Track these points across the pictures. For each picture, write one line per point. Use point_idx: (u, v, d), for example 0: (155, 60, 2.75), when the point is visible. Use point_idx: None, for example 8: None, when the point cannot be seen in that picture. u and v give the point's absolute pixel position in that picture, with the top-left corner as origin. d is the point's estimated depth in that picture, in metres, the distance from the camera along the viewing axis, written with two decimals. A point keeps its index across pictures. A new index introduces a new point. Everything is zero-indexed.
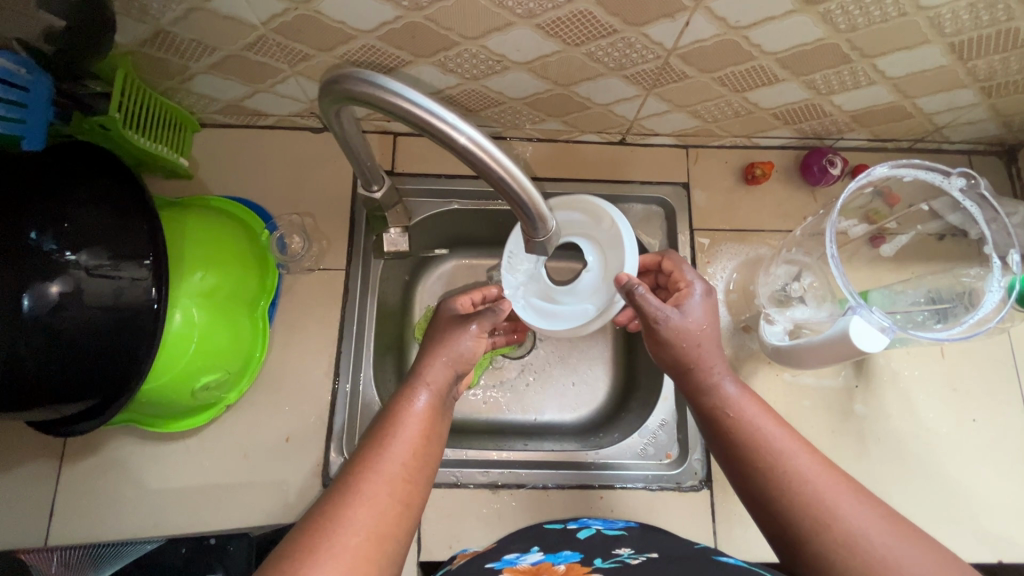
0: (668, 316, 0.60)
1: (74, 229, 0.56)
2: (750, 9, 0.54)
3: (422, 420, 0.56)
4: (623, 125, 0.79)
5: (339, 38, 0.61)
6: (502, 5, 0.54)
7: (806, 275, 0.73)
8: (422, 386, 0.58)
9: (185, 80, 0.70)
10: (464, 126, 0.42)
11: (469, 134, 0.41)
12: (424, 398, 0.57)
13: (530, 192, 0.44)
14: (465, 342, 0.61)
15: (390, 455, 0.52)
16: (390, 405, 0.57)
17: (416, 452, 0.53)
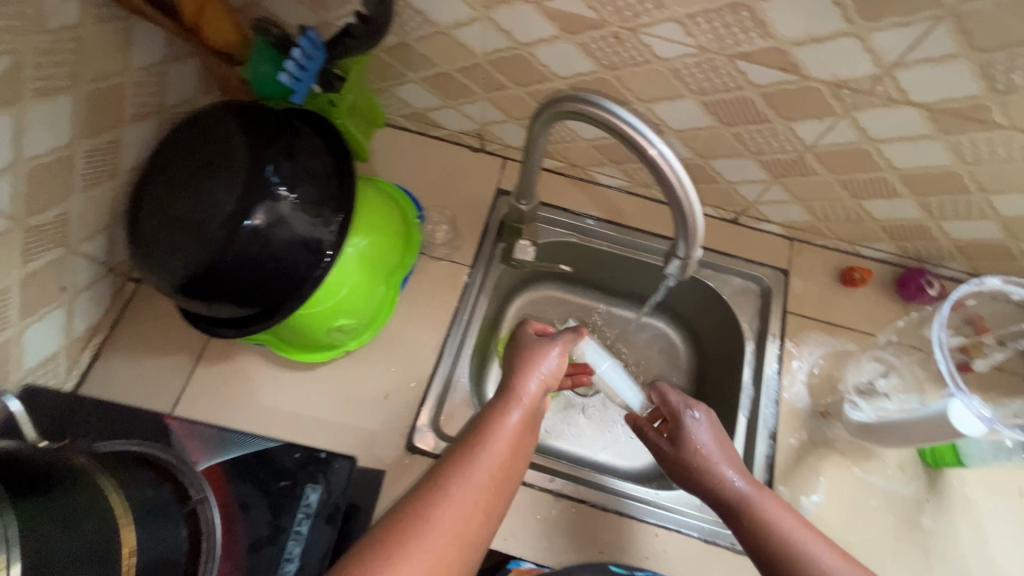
0: (665, 445, 0.71)
1: (296, 169, 0.70)
2: (890, 126, 0.64)
3: (521, 427, 0.61)
4: (741, 205, 0.88)
5: (538, 79, 0.75)
6: (681, 79, 0.67)
7: (893, 375, 0.79)
8: (519, 400, 0.63)
9: (395, 85, 0.86)
10: (659, 143, 0.53)
11: (665, 152, 0.53)
12: (516, 417, 0.61)
13: (695, 209, 0.54)
14: (551, 364, 0.68)
15: (481, 464, 0.56)
16: (483, 416, 0.62)
17: (512, 459, 0.58)
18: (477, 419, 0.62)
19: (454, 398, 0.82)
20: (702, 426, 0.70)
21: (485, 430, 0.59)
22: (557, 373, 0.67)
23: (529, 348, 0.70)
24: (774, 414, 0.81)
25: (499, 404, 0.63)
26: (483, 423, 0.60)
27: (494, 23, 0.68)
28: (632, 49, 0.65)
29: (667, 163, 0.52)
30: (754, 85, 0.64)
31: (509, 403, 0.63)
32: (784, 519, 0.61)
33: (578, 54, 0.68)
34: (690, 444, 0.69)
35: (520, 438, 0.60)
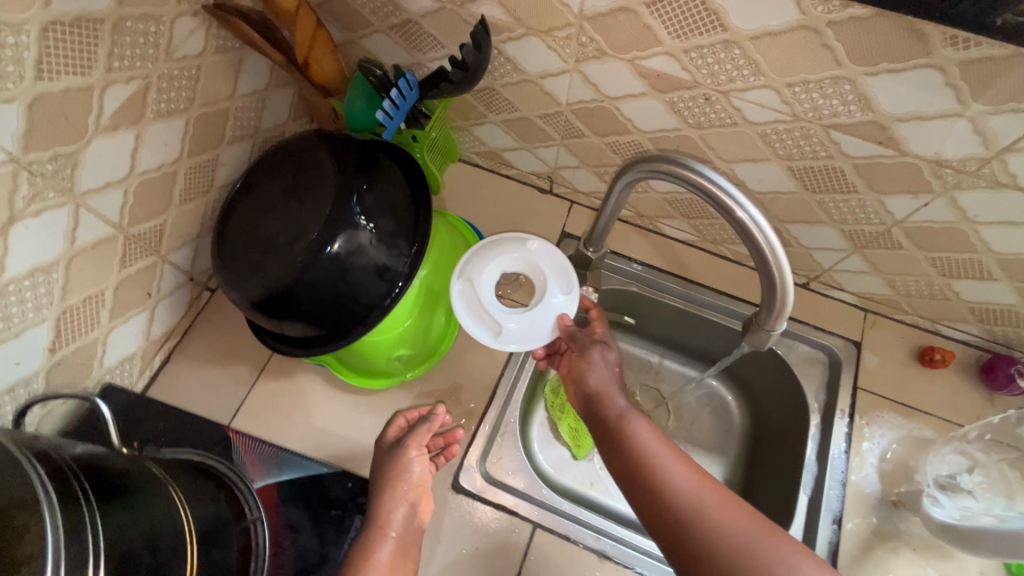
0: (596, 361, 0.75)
1: (376, 199, 0.72)
2: (991, 208, 0.61)
3: (399, 542, 0.66)
4: (814, 271, 0.85)
5: (618, 131, 0.75)
6: (769, 143, 0.66)
7: (980, 472, 0.71)
8: (385, 530, 0.66)
9: (474, 124, 0.89)
10: (749, 206, 0.50)
11: (759, 222, 0.50)
12: (387, 549, 0.65)
13: (786, 282, 0.51)
14: (415, 473, 0.69)
15: None
16: (357, 557, 0.65)
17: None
18: (349, 564, 0.64)
19: (502, 438, 0.81)
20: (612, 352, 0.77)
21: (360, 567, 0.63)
22: (421, 487, 0.69)
23: (386, 464, 0.70)
24: (840, 496, 0.76)
25: (369, 541, 0.66)
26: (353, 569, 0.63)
27: (583, 76, 0.69)
28: (721, 110, 0.64)
29: (763, 235, 0.50)
30: (847, 155, 0.62)
31: (379, 525, 0.66)
32: (664, 457, 0.62)
33: (664, 111, 0.69)
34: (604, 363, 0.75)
35: (398, 553, 0.65)
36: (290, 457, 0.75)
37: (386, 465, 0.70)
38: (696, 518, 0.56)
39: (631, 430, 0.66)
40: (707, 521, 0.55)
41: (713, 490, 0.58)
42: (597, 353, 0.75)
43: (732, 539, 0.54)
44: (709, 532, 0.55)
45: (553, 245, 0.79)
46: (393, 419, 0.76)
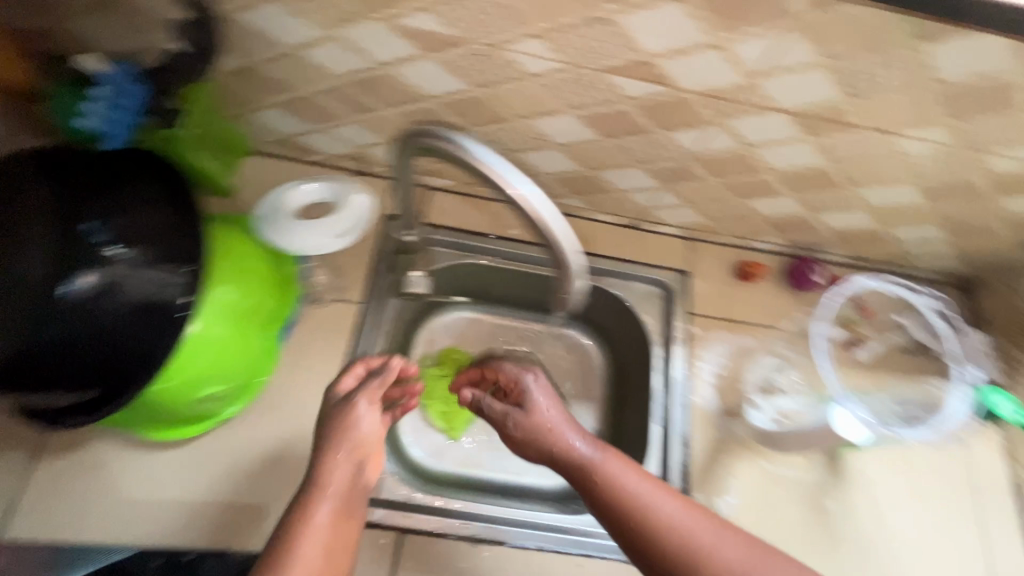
0: (514, 417, 0.71)
1: (127, 226, 0.60)
2: (762, 132, 0.64)
3: (342, 506, 0.60)
4: (637, 211, 0.87)
5: (407, 99, 0.69)
6: (556, 95, 0.63)
7: (790, 370, 0.84)
8: (325, 486, 0.60)
9: (252, 111, 0.77)
10: (517, 180, 0.48)
11: (528, 190, 0.49)
12: (325, 510, 0.59)
13: (570, 247, 0.52)
14: (362, 423, 0.64)
15: (298, 560, 0.55)
16: (291, 512, 0.59)
17: (335, 543, 0.58)
18: (284, 519, 0.59)
19: None
20: (539, 387, 0.74)
21: (307, 523, 0.57)
22: (371, 440, 0.65)
23: (331, 415, 0.65)
24: (686, 424, 0.80)
25: (303, 499, 0.59)
26: (290, 521, 0.58)
27: (346, 43, 0.61)
28: (499, 66, 0.60)
29: (536, 205, 0.49)
30: (628, 98, 0.61)
31: (318, 491, 0.60)
32: (637, 485, 0.61)
33: (444, 73, 0.63)
34: (529, 413, 0.71)
35: (338, 509, 0.60)
36: (81, 547, 0.64)
37: (336, 413, 0.65)
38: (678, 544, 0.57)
39: (612, 476, 0.62)
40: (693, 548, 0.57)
41: (698, 518, 0.59)
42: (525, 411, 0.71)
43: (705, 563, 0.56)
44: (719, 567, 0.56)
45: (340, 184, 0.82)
46: (351, 365, 0.69)
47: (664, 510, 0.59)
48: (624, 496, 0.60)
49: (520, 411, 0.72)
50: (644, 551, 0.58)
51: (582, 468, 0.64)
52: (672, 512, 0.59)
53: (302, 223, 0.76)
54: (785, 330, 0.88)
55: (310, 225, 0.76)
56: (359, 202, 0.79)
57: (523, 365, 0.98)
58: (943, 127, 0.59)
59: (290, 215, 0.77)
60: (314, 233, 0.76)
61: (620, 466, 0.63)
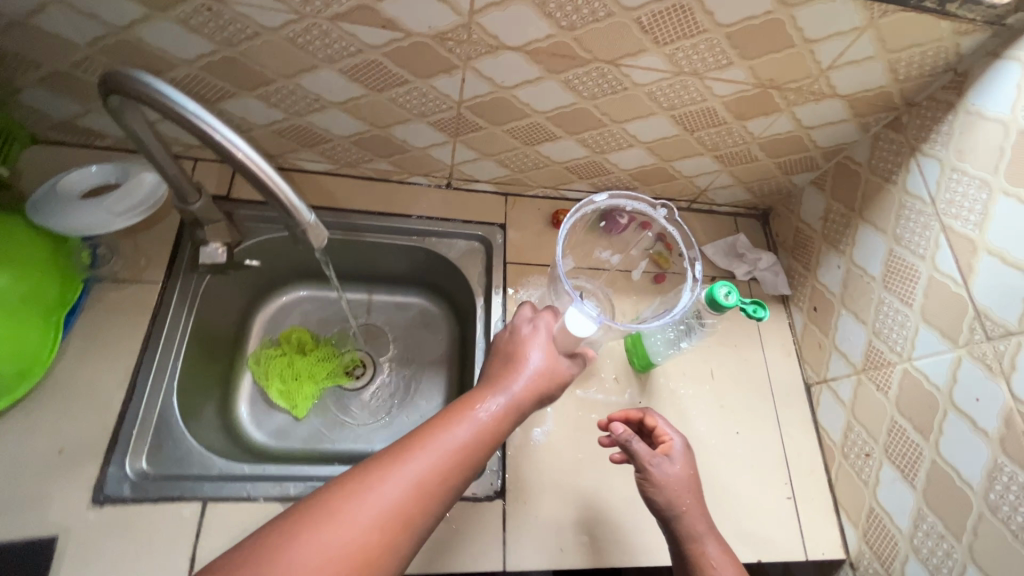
0: (660, 465, 0.68)
1: None
2: (509, 73, 0.68)
3: (489, 427, 0.59)
4: (445, 170, 0.90)
5: (164, 65, 0.68)
6: (304, 49, 0.65)
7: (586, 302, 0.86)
8: (494, 389, 0.63)
9: (12, 92, 0.74)
10: (222, 128, 0.51)
11: (237, 143, 0.52)
12: (488, 409, 0.61)
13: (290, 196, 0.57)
14: (533, 356, 0.68)
15: (412, 461, 0.53)
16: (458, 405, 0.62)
17: (449, 473, 0.54)
18: (446, 410, 0.61)
19: (162, 432, 0.73)
20: (679, 458, 0.69)
21: (427, 438, 0.56)
22: (552, 375, 0.68)
23: (512, 344, 0.70)
24: None
25: (473, 397, 0.62)
26: (450, 416, 0.59)
27: (70, 7, 0.60)
28: (234, 21, 0.61)
29: (244, 155, 0.52)
30: (370, 46, 0.64)
31: (454, 420, 0.59)
32: (716, 556, 0.65)
33: (185, 33, 0.63)
34: (668, 471, 0.68)
35: (477, 441, 0.58)
36: None
37: (513, 348, 0.70)
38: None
39: (693, 532, 0.66)
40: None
41: None
42: (661, 468, 0.68)
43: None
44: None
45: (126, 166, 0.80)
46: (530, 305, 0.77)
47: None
48: None
49: (644, 471, 0.68)
50: None
51: (694, 552, 0.65)
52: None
53: (79, 202, 0.74)
54: (598, 269, 0.94)
55: (87, 203, 0.74)
56: (144, 181, 0.78)
57: (381, 339, 1.01)
58: (657, 55, 0.65)
59: (67, 196, 0.75)
60: (92, 213, 0.73)
61: (701, 528, 0.67)
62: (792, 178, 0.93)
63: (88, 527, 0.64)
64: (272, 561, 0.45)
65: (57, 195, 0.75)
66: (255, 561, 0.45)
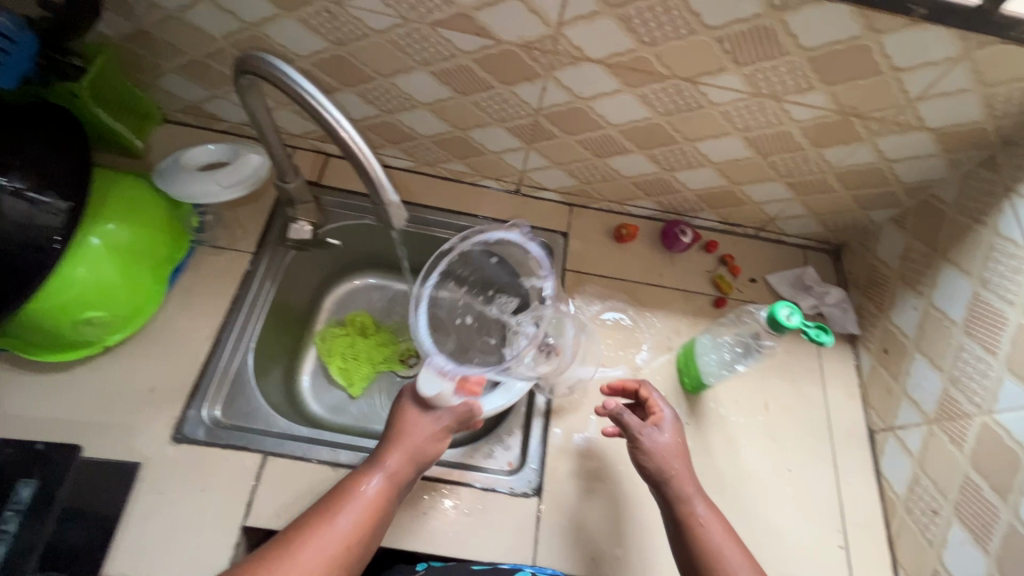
0: (648, 433, 0.72)
1: (18, 161, 0.68)
2: (587, 84, 0.72)
3: (372, 507, 0.62)
4: (516, 175, 0.95)
5: (282, 59, 0.77)
6: (403, 51, 0.72)
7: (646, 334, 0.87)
8: (378, 463, 0.65)
9: (156, 76, 0.86)
10: (332, 108, 0.58)
11: (344, 125, 0.58)
12: (375, 484, 0.64)
13: (384, 177, 0.61)
14: (423, 435, 0.67)
15: (317, 541, 0.58)
16: (348, 482, 0.65)
17: (335, 562, 0.58)
18: (339, 485, 0.64)
19: (237, 386, 0.80)
20: (669, 426, 0.73)
21: (310, 529, 0.59)
22: (428, 452, 0.68)
23: (399, 415, 0.69)
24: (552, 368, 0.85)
25: (360, 472, 0.65)
26: (341, 492, 0.63)
27: (216, 4, 0.70)
28: (348, 23, 0.69)
29: (348, 136, 0.58)
30: (463, 51, 0.70)
31: (336, 506, 0.61)
32: (714, 532, 0.66)
33: (305, 32, 0.72)
34: (659, 438, 0.72)
35: (359, 522, 0.61)
36: None
37: (400, 422, 0.68)
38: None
39: (682, 496, 0.68)
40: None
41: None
42: (649, 436, 0.72)
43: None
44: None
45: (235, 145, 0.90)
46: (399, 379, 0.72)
47: (714, 538, 0.65)
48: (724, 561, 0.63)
49: (635, 437, 0.72)
50: None
51: (684, 514, 0.67)
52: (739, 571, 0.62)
53: (195, 174, 0.84)
54: (655, 286, 0.94)
55: (202, 175, 0.84)
56: (249, 158, 0.87)
57: None
58: (735, 74, 0.67)
59: (186, 168, 0.85)
60: (207, 183, 0.83)
61: (690, 491, 0.69)
62: (870, 214, 0.90)
63: (165, 459, 0.72)
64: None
65: (177, 167, 0.85)
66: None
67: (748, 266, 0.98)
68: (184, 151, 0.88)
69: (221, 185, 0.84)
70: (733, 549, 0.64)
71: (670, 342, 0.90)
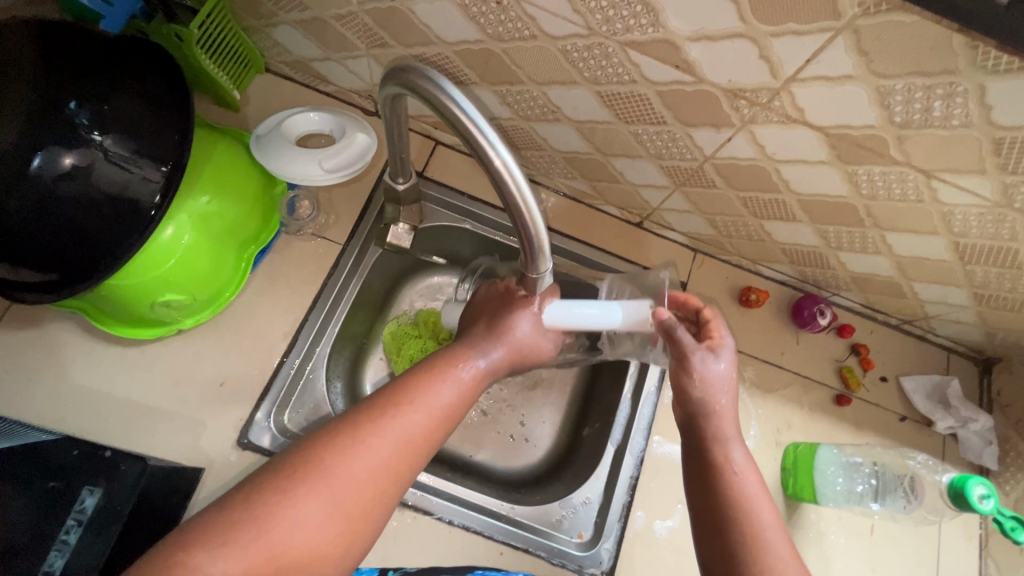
0: (702, 356, 0.58)
1: (111, 116, 0.58)
2: (788, 146, 0.58)
3: (467, 387, 0.57)
4: (645, 209, 0.82)
5: (420, 40, 0.65)
6: (573, 63, 0.59)
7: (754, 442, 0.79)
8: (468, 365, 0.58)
9: (269, 26, 0.74)
10: (502, 149, 0.44)
11: (516, 174, 0.45)
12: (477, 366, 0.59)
13: (541, 238, 0.49)
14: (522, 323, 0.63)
15: (420, 405, 0.52)
16: (444, 358, 0.59)
17: (437, 432, 0.52)
18: (437, 360, 0.59)
19: (306, 391, 0.74)
20: (728, 356, 0.59)
21: (413, 392, 0.53)
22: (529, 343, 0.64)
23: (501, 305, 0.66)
24: (643, 440, 0.78)
25: (459, 354, 0.60)
26: (438, 365, 0.57)
27: None
28: (517, 19, 0.56)
29: (515, 184, 0.45)
30: (649, 80, 0.56)
31: (437, 377, 0.56)
32: (755, 498, 0.53)
33: (459, 17, 0.59)
34: (713, 369, 0.58)
35: (462, 396, 0.56)
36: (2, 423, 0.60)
37: (499, 316, 0.65)
38: (744, 526, 0.51)
39: (716, 437, 0.56)
40: (753, 533, 0.51)
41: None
42: (705, 359, 0.58)
43: (773, 558, 0.49)
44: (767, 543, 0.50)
45: (339, 116, 0.78)
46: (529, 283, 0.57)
47: (748, 488, 0.53)
48: (751, 511, 0.52)
49: (687, 360, 0.58)
50: (720, 535, 0.52)
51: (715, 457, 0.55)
52: (767, 523, 0.51)
53: (294, 149, 0.73)
54: (773, 365, 0.83)
55: (301, 152, 0.73)
56: (354, 140, 0.76)
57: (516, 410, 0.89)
58: (990, 180, 0.52)
59: (288, 140, 0.75)
60: (304, 167, 0.73)
61: (728, 433, 0.56)
62: None
63: (228, 465, 0.67)
64: (267, 519, 0.42)
65: (275, 137, 0.74)
66: (255, 524, 0.42)
67: (884, 361, 0.85)
68: (284, 116, 0.77)
69: (314, 169, 0.73)
70: (765, 503, 0.53)
71: (778, 435, 0.80)
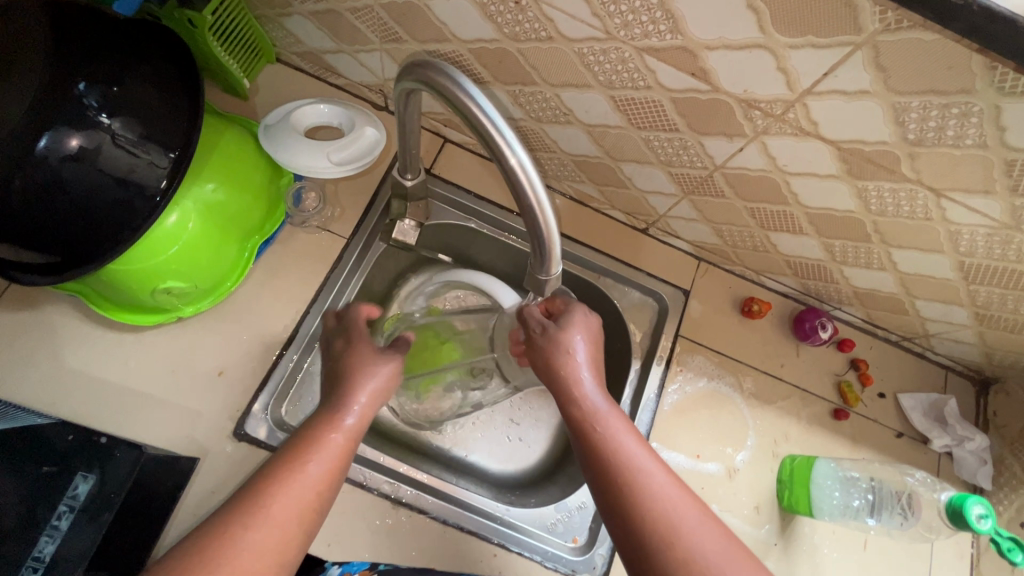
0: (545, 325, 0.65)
1: (121, 99, 0.58)
2: (800, 159, 0.58)
3: (342, 449, 0.54)
4: (651, 216, 0.82)
5: (435, 36, 0.65)
6: (588, 66, 0.58)
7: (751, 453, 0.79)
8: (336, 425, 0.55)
9: (283, 15, 0.74)
10: (518, 148, 0.44)
11: (530, 174, 0.45)
12: (350, 422, 0.56)
13: (552, 241, 0.49)
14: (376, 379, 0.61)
15: (293, 483, 0.50)
16: (311, 424, 0.56)
17: (312, 510, 0.50)
18: (305, 426, 0.56)
19: (304, 384, 0.74)
20: (587, 321, 0.66)
21: (277, 477, 0.50)
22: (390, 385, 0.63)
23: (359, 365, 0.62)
24: None
25: (328, 411, 0.57)
26: (306, 434, 0.54)
27: None
28: (534, 19, 0.56)
29: (528, 185, 0.45)
30: (664, 86, 0.56)
31: (304, 453, 0.52)
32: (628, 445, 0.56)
33: (476, 15, 0.59)
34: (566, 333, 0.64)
35: (335, 468, 0.53)
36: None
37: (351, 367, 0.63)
38: (624, 473, 0.53)
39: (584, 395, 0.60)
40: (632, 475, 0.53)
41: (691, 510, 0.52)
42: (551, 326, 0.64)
43: (660, 497, 0.52)
44: (647, 481, 0.53)
45: (348, 110, 0.78)
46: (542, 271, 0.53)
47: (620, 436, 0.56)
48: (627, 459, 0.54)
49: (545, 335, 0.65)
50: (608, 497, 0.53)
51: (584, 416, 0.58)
52: (642, 464, 0.54)
53: (302, 141, 0.73)
54: (772, 377, 0.83)
55: (310, 143, 0.73)
56: (363, 134, 0.76)
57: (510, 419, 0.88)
58: (999, 201, 0.53)
59: (296, 131, 0.74)
60: (313, 159, 0.72)
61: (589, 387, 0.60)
62: None
63: (223, 456, 0.66)
64: None
65: (283, 128, 0.74)
66: None
67: (882, 376, 0.85)
68: (292, 107, 0.76)
69: (323, 162, 0.73)
70: (639, 446, 0.56)
71: (775, 447, 0.80)
